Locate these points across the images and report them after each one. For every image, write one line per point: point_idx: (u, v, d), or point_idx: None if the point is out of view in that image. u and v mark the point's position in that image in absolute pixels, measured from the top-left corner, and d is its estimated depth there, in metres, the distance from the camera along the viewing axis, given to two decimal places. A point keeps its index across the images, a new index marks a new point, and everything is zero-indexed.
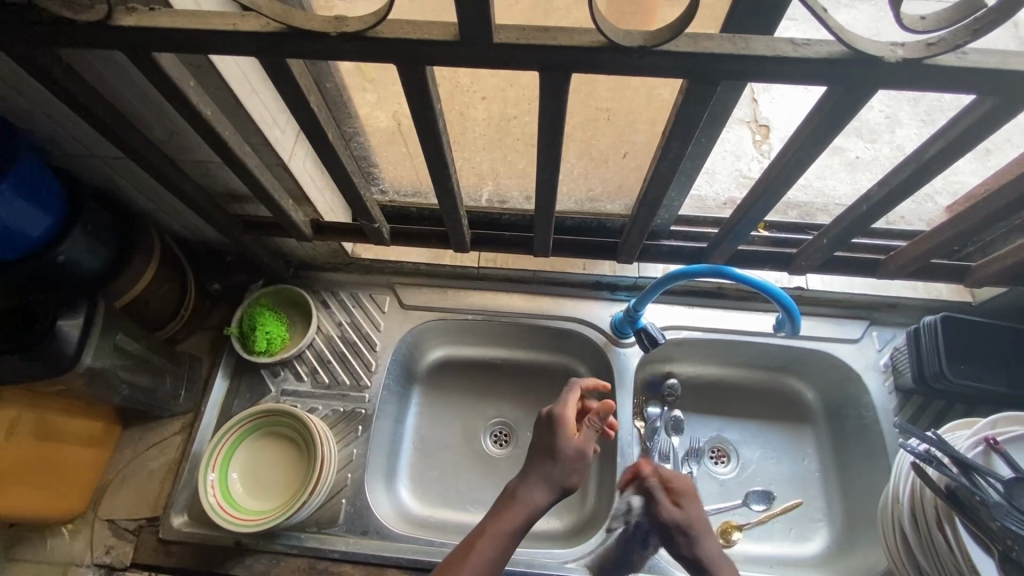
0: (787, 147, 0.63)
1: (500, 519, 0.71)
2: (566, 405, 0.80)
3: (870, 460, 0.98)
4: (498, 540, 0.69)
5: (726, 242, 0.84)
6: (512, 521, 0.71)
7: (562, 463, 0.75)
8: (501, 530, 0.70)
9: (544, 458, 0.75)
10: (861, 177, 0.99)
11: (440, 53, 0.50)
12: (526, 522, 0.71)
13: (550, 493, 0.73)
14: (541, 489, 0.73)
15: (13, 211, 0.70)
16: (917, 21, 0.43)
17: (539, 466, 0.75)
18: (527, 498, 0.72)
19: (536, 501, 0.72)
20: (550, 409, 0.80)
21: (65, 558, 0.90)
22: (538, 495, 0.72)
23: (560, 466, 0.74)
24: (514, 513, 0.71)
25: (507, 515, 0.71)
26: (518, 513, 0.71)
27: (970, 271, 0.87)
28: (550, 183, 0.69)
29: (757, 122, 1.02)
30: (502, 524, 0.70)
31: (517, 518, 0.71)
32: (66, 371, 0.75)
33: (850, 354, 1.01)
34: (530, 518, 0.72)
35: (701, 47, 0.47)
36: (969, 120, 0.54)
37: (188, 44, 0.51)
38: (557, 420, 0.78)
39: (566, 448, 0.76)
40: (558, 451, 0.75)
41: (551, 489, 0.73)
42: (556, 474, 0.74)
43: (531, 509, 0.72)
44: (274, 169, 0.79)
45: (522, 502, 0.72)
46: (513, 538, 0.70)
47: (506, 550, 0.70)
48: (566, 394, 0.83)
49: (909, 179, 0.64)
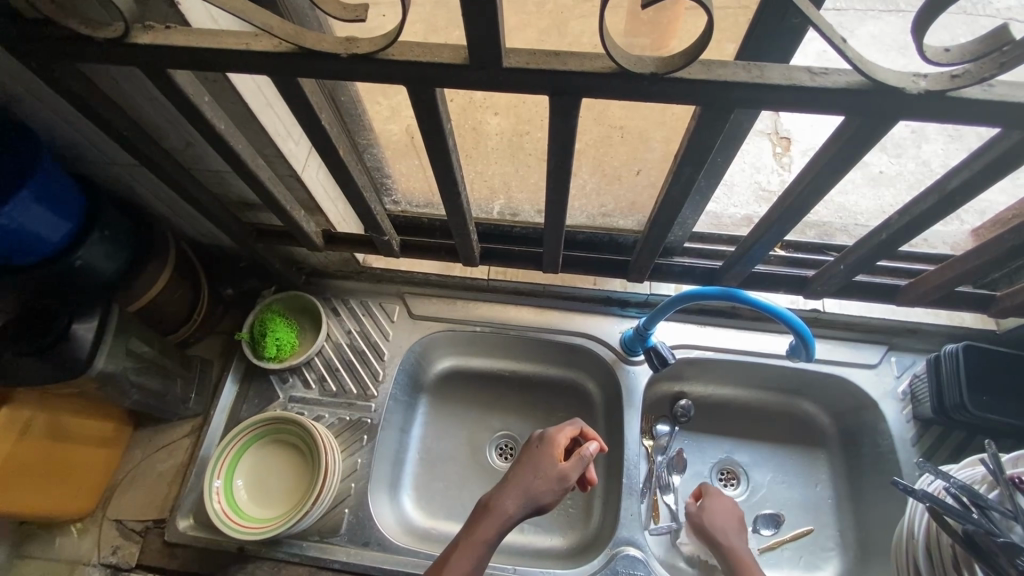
0: (804, 173, 0.61)
1: (475, 527, 0.71)
2: (559, 431, 0.80)
3: (884, 490, 0.95)
4: (470, 547, 0.69)
5: (739, 265, 0.82)
6: (485, 529, 0.70)
7: (541, 479, 0.74)
8: (474, 538, 0.70)
9: (525, 471, 0.75)
10: (885, 193, 0.96)
11: (450, 75, 0.50)
12: (497, 532, 0.70)
13: (525, 506, 0.72)
14: (517, 500, 0.72)
15: (31, 217, 0.71)
16: (940, 53, 0.41)
17: (519, 477, 0.75)
18: (500, 507, 0.71)
19: (509, 512, 0.71)
20: (543, 433, 0.81)
21: (73, 557, 0.92)
22: (513, 506, 0.72)
23: (539, 481, 0.74)
24: (488, 522, 0.70)
25: (480, 524, 0.71)
26: (491, 523, 0.70)
27: (994, 300, 0.85)
28: (560, 203, 0.68)
29: (778, 135, 0.99)
30: (476, 532, 0.70)
31: (490, 527, 0.70)
32: (77, 375, 0.76)
33: (866, 379, 0.98)
34: (503, 530, 0.71)
35: (714, 74, 0.46)
36: (995, 152, 0.52)
37: (203, 62, 0.52)
38: (547, 442, 0.79)
39: (548, 466, 0.75)
40: (541, 469, 0.75)
41: (526, 502, 0.72)
42: (534, 488, 0.73)
43: (502, 519, 0.71)
44: (287, 180, 0.80)
45: (496, 512, 0.71)
46: (484, 547, 0.69)
47: (477, 558, 0.68)
48: (563, 423, 0.83)
49: (932, 208, 0.62)
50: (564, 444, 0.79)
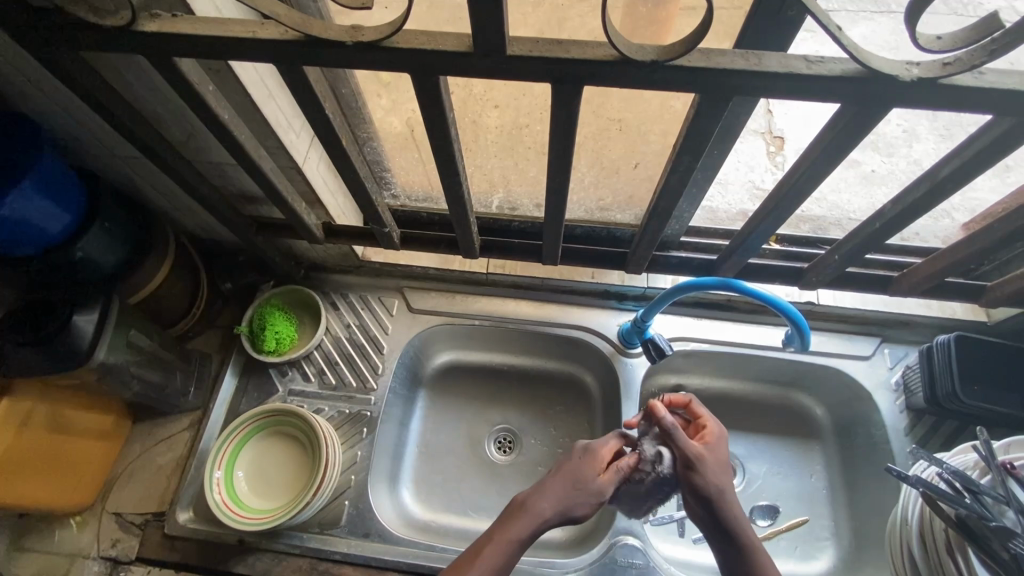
0: (799, 162, 0.63)
1: (509, 527, 0.70)
2: (604, 442, 0.79)
3: (878, 479, 0.96)
4: (500, 544, 0.68)
5: (736, 255, 0.84)
6: (519, 529, 0.69)
7: (583, 490, 0.73)
8: (507, 537, 0.69)
9: (565, 476, 0.74)
10: (877, 191, 0.98)
11: (454, 63, 0.50)
12: (529, 535, 0.69)
13: (560, 513, 0.71)
14: (555, 504, 0.71)
15: (33, 208, 0.71)
16: (933, 40, 0.42)
17: (559, 481, 0.73)
18: (539, 511, 0.71)
19: (543, 516, 0.70)
20: (588, 443, 0.79)
21: (73, 550, 0.92)
22: (551, 510, 0.71)
23: (579, 491, 0.73)
24: (521, 523, 0.70)
25: (513, 524, 0.70)
26: (526, 524, 0.70)
27: (985, 291, 0.86)
28: (561, 193, 0.69)
29: (772, 134, 1.02)
30: (510, 531, 0.69)
31: (522, 529, 0.69)
32: (78, 366, 0.76)
33: (860, 370, 0.99)
34: (533, 535, 0.70)
35: (714, 62, 0.47)
36: (986, 140, 0.54)
37: (209, 50, 0.53)
38: (592, 452, 0.77)
39: (589, 477, 0.74)
40: (582, 479, 0.74)
41: (562, 511, 0.71)
42: (573, 496, 0.72)
43: (536, 524, 0.70)
44: (289, 172, 0.80)
45: (532, 515, 0.70)
46: (513, 548, 0.69)
47: (503, 557, 0.68)
48: (607, 435, 0.82)
49: (924, 197, 0.63)
50: (607, 457, 0.78)
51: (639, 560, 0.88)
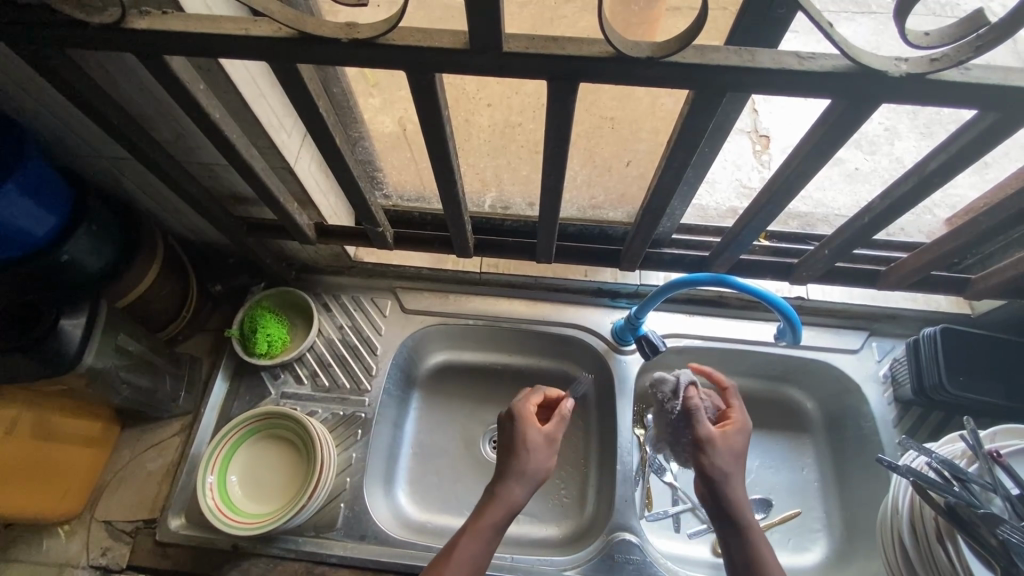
0: (791, 157, 0.63)
1: (481, 516, 0.71)
2: (528, 399, 0.79)
3: (868, 470, 0.97)
4: (479, 535, 0.69)
5: (728, 251, 0.84)
6: (492, 516, 0.70)
7: (537, 455, 0.74)
8: (482, 526, 0.70)
9: (517, 451, 0.74)
10: (860, 188, 1.00)
11: (451, 60, 0.50)
12: (505, 517, 0.71)
13: (529, 487, 0.73)
14: (516, 483, 0.72)
15: (18, 211, 0.69)
16: (921, 36, 0.43)
17: (515, 461, 0.74)
18: (505, 495, 0.72)
19: (514, 497, 0.71)
20: (514, 406, 0.78)
21: (62, 559, 0.90)
22: (516, 490, 0.72)
23: (534, 459, 0.74)
24: (495, 509, 0.71)
25: (487, 513, 0.71)
26: (497, 509, 0.71)
27: (970, 283, 0.88)
28: (555, 189, 0.70)
29: (758, 133, 1.02)
30: (483, 521, 0.70)
31: (496, 515, 0.70)
32: (67, 372, 0.74)
33: (849, 364, 1.01)
34: (510, 515, 0.71)
35: (707, 58, 0.48)
36: (970, 133, 0.55)
37: (199, 47, 0.52)
38: (524, 416, 0.76)
39: (537, 439, 0.75)
40: (530, 443, 0.74)
41: (529, 482, 0.73)
42: (532, 468, 0.73)
43: (510, 506, 0.71)
44: (279, 171, 0.80)
45: (502, 499, 0.71)
46: (492, 532, 0.70)
47: (486, 544, 0.69)
48: (528, 391, 0.81)
49: (911, 191, 0.65)
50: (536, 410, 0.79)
51: (636, 556, 0.89)
